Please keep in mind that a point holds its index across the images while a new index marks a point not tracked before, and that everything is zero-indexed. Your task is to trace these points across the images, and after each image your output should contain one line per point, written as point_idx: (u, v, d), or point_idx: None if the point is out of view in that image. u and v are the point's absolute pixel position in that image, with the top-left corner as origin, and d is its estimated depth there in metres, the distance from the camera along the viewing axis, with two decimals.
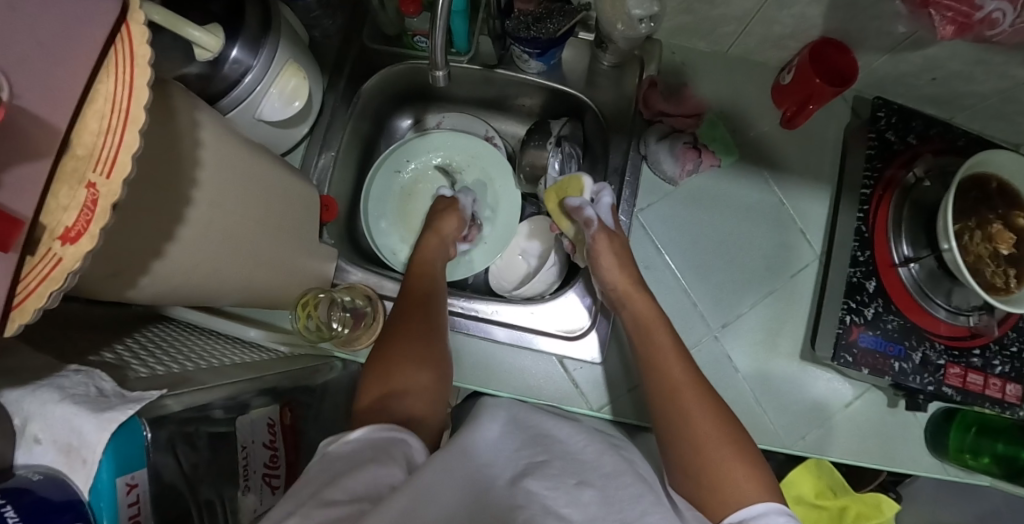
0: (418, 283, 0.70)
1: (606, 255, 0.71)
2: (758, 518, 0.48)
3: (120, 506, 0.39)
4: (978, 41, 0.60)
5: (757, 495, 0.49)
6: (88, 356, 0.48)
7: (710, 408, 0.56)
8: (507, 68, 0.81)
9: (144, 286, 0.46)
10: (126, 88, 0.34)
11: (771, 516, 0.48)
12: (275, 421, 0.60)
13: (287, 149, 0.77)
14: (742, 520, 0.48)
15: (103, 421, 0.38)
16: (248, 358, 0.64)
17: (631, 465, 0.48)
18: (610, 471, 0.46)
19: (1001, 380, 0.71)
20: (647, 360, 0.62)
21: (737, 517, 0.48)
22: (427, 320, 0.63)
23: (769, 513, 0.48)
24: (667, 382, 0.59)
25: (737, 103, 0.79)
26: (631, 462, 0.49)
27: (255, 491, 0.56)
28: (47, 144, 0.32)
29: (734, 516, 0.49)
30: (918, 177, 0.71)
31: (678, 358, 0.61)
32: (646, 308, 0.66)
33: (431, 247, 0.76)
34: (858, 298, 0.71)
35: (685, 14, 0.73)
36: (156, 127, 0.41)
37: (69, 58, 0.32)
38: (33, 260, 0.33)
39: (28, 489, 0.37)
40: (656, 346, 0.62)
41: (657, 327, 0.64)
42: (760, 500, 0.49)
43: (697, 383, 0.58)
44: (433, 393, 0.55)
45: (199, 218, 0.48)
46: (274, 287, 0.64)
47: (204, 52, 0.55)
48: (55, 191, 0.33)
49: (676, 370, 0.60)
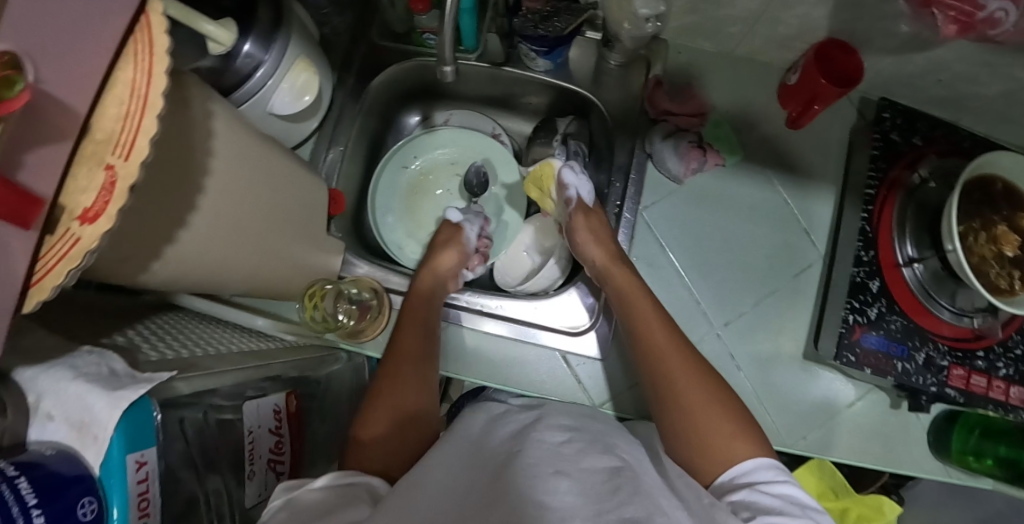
0: (409, 328, 0.69)
1: (583, 232, 0.75)
2: (747, 475, 0.52)
3: (130, 484, 0.39)
4: (982, 41, 0.60)
5: (749, 451, 0.53)
6: (100, 338, 0.49)
7: (696, 374, 0.59)
8: (514, 66, 0.83)
9: (156, 271, 0.47)
10: (146, 76, 0.35)
11: (759, 472, 0.52)
12: (281, 408, 0.61)
13: (296, 143, 0.78)
14: (734, 477, 0.52)
15: (114, 399, 0.39)
16: (255, 346, 0.65)
17: (616, 461, 0.48)
18: (589, 468, 0.47)
19: (1005, 382, 0.71)
20: (633, 331, 0.65)
21: (727, 475, 0.52)
22: (416, 372, 0.64)
23: (759, 469, 0.52)
24: (660, 362, 0.61)
25: (742, 103, 0.79)
26: (619, 456, 0.49)
27: (260, 476, 0.57)
28: (68, 127, 0.33)
29: (725, 475, 0.52)
30: (923, 178, 0.72)
31: (664, 332, 0.63)
32: (627, 280, 0.69)
33: (426, 284, 0.75)
34: (861, 298, 0.71)
35: (691, 14, 0.73)
36: (173, 115, 0.42)
37: (90, 45, 0.33)
38: (53, 239, 0.34)
39: (40, 463, 0.38)
40: (641, 319, 0.65)
41: (639, 298, 0.67)
42: (750, 456, 0.53)
43: (678, 351, 0.61)
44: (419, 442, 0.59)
45: (211, 206, 0.49)
46: (281, 277, 0.65)
47: (217, 46, 0.57)
48: (76, 173, 0.35)
49: (662, 342, 0.62)
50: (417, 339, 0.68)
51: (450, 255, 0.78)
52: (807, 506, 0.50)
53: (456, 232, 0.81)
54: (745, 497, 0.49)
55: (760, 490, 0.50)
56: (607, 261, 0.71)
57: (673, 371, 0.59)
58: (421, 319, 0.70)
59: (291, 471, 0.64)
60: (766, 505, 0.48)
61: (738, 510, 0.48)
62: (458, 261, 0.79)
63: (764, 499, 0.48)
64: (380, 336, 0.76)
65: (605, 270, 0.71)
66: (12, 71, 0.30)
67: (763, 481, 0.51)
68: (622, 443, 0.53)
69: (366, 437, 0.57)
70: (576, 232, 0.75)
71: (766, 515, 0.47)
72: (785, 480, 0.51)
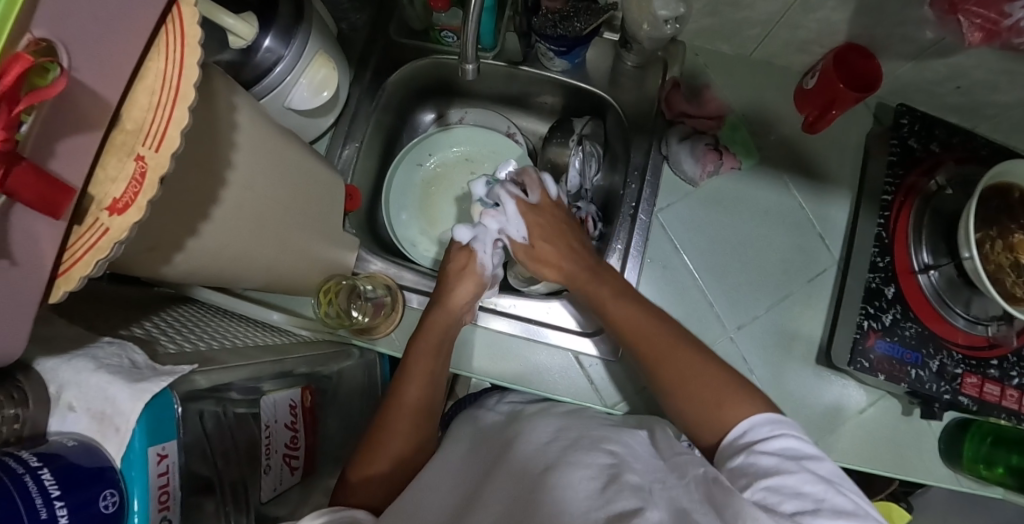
0: (414, 381, 0.66)
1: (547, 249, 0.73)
2: (746, 434, 0.52)
3: (151, 475, 0.39)
4: (1004, 48, 0.60)
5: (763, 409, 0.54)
6: (119, 330, 0.49)
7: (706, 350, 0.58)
8: (531, 65, 0.82)
9: (178, 262, 0.47)
10: (177, 66, 0.35)
11: (757, 430, 0.52)
12: (296, 403, 0.60)
13: (313, 138, 0.78)
14: (736, 438, 0.53)
15: (136, 391, 0.39)
16: (269, 341, 0.65)
17: (606, 456, 0.53)
18: (579, 466, 0.52)
19: (1018, 391, 0.70)
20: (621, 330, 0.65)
21: (735, 434, 0.53)
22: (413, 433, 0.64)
23: (758, 426, 0.52)
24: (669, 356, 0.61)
25: (759, 107, 0.79)
26: (607, 451, 0.54)
27: (276, 471, 0.56)
28: (100, 117, 0.33)
29: (729, 438, 0.53)
30: (940, 185, 0.72)
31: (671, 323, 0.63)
32: (608, 287, 0.68)
33: (435, 330, 0.69)
34: (876, 304, 0.71)
35: (710, 16, 0.73)
36: (199, 107, 0.42)
37: (122, 36, 0.33)
38: (81, 229, 0.34)
39: (60, 454, 0.37)
40: (630, 316, 0.65)
41: (622, 303, 0.66)
42: (746, 417, 0.53)
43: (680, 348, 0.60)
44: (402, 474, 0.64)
45: (233, 199, 0.49)
46: (298, 273, 0.65)
47: (238, 40, 0.59)
48: (105, 163, 0.34)
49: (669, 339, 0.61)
50: (421, 389, 0.66)
51: (463, 293, 0.72)
52: (811, 456, 0.49)
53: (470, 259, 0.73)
54: (743, 462, 0.50)
55: (757, 450, 0.50)
56: (576, 276, 0.71)
57: (697, 373, 0.57)
58: (426, 374, 0.66)
59: (304, 467, 0.64)
60: (760, 467, 0.48)
61: (737, 478, 0.49)
62: (473, 292, 0.73)
63: (760, 460, 0.48)
64: (393, 333, 0.76)
65: (574, 283, 0.71)
66: (49, 59, 0.31)
67: (760, 439, 0.51)
68: (608, 433, 0.58)
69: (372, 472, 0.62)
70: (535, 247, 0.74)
71: (761, 478, 0.47)
72: (782, 434, 0.50)
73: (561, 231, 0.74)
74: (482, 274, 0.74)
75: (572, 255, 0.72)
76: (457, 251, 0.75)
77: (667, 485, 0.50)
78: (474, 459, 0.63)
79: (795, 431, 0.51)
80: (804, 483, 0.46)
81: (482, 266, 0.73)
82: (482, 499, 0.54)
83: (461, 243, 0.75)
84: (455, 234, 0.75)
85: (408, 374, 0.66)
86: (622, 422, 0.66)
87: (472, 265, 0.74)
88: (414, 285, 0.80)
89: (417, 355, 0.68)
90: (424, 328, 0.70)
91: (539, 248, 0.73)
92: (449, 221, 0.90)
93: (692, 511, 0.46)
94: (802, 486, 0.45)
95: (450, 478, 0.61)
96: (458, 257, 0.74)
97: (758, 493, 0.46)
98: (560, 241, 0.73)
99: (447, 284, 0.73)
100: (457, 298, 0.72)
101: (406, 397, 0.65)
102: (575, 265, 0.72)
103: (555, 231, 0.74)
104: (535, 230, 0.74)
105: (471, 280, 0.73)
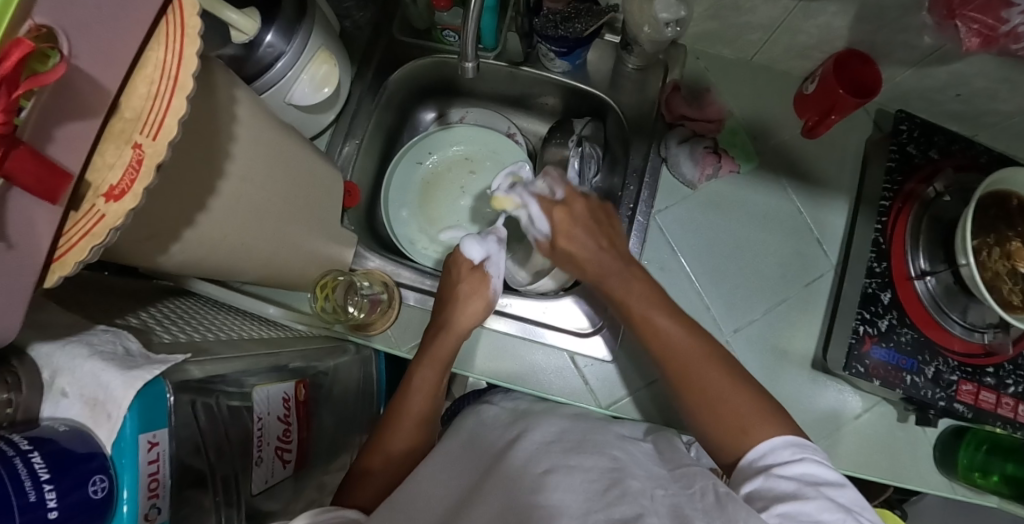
0: (419, 395, 0.66)
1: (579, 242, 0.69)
2: (765, 458, 0.52)
3: (142, 463, 0.39)
4: (1003, 55, 0.60)
5: (767, 428, 0.54)
6: (114, 318, 0.49)
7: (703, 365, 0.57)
8: (532, 66, 0.83)
9: (174, 253, 0.47)
10: (176, 56, 0.34)
11: (776, 454, 0.51)
12: (290, 396, 0.60)
13: (313, 134, 0.79)
14: (752, 462, 0.52)
15: (130, 378, 0.39)
16: (266, 334, 0.65)
17: (608, 462, 0.53)
18: (581, 470, 0.52)
19: (1014, 400, 0.70)
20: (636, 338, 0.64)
21: (748, 459, 0.53)
22: (410, 439, 0.65)
23: (777, 449, 0.52)
24: (667, 357, 0.60)
25: (760, 113, 0.79)
26: (611, 457, 0.54)
27: (267, 463, 0.56)
28: (97, 103, 0.33)
29: (746, 459, 0.53)
30: (938, 192, 0.71)
31: (676, 323, 0.61)
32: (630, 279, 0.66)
33: (446, 348, 0.69)
34: (872, 309, 0.71)
35: (711, 20, 0.73)
36: (199, 99, 0.43)
37: (120, 25, 0.33)
38: (77, 215, 0.34)
39: (52, 439, 0.37)
40: (638, 321, 0.64)
41: (642, 304, 0.64)
42: (767, 438, 0.53)
43: (692, 351, 0.59)
44: (396, 469, 0.63)
45: (231, 192, 0.49)
46: (295, 269, 0.65)
47: (240, 35, 0.59)
48: (103, 149, 0.35)
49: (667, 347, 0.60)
50: (424, 402, 0.67)
51: (477, 308, 0.71)
52: (829, 482, 0.49)
53: (482, 286, 0.72)
54: (761, 484, 0.49)
55: (776, 473, 0.50)
56: (608, 276, 0.67)
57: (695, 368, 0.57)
58: (431, 387, 0.67)
59: (297, 460, 0.64)
60: (779, 492, 0.48)
61: (755, 500, 0.49)
62: (481, 313, 0.72)
63: (778, 484, 0.48)
64: (389, 330, 0.77)
65: (602, 283, 0.67)
66: (49, 45, 0.31)
67: (779, 463, 0.51)
68: (606, 440, 0.58)
69: (371, 474, 0.62)
70: (559, 246, 0.70)
71: (778, 502, 0.47)
72: (803, 458, 0.50)
73: (594, 222, 0.70)
74: (492, 297, 0.74)
75: (602, 252, 0.68)
76: (468, 270, 0.74)
77: (669, 492, 0.50)
78: (468, 453, 0.62)
79: (814, 454, 0.51)
80: (821, 511, 0.45)
81: (493, 292, 0.73)
82: (475, 502, 0.51)
83: (471, 262, 0.75)
84: (466, 252, 0.75)
85: (411, 389, 0.67)
86: (616, 424, 0.66)
87: (484, 289, 0.73)
88: (411, 283, 0.80)
89: (423, 369, 0.68)
90: (434, 345, 0.69)
91: (563, 241, 0.70)
92: (447, 218, 0.90)
93: (690, 514, 0.46)
94: (818, 514, 0.45)
95: (448, 474, 0.59)
96: (472, 278, 0.73)
97: (773, 517, 0.46)
98: (589, 235, 0.69)
99: (455, 301, 0.71)
100: (467, 318, 0.70)
101: (410, 410, 0.66)
102: (602, 264, 0.68)
103: (586, 223, 0.70)
104: (565, 221, 0.70)
105: (481, 302, 0.72)
